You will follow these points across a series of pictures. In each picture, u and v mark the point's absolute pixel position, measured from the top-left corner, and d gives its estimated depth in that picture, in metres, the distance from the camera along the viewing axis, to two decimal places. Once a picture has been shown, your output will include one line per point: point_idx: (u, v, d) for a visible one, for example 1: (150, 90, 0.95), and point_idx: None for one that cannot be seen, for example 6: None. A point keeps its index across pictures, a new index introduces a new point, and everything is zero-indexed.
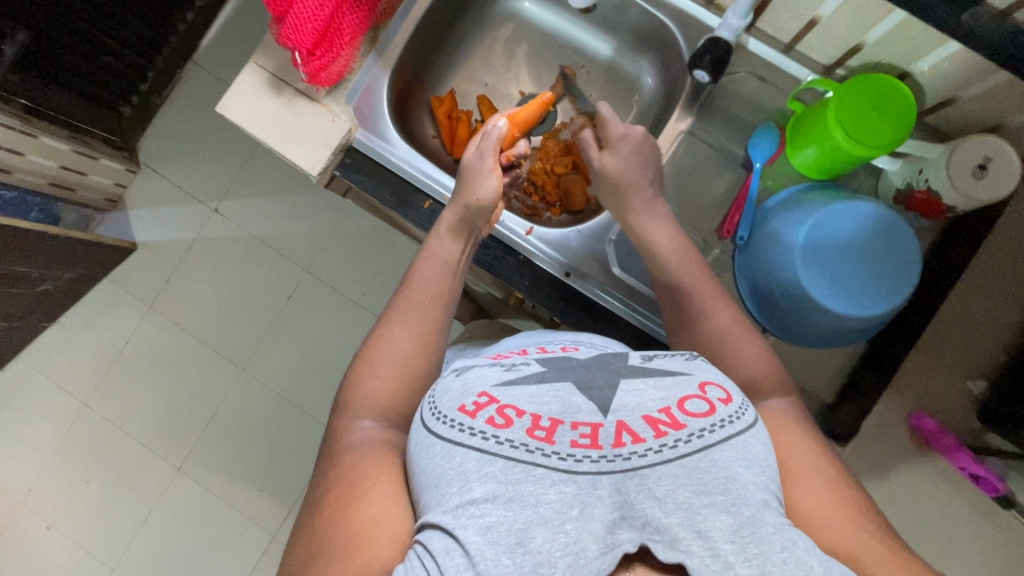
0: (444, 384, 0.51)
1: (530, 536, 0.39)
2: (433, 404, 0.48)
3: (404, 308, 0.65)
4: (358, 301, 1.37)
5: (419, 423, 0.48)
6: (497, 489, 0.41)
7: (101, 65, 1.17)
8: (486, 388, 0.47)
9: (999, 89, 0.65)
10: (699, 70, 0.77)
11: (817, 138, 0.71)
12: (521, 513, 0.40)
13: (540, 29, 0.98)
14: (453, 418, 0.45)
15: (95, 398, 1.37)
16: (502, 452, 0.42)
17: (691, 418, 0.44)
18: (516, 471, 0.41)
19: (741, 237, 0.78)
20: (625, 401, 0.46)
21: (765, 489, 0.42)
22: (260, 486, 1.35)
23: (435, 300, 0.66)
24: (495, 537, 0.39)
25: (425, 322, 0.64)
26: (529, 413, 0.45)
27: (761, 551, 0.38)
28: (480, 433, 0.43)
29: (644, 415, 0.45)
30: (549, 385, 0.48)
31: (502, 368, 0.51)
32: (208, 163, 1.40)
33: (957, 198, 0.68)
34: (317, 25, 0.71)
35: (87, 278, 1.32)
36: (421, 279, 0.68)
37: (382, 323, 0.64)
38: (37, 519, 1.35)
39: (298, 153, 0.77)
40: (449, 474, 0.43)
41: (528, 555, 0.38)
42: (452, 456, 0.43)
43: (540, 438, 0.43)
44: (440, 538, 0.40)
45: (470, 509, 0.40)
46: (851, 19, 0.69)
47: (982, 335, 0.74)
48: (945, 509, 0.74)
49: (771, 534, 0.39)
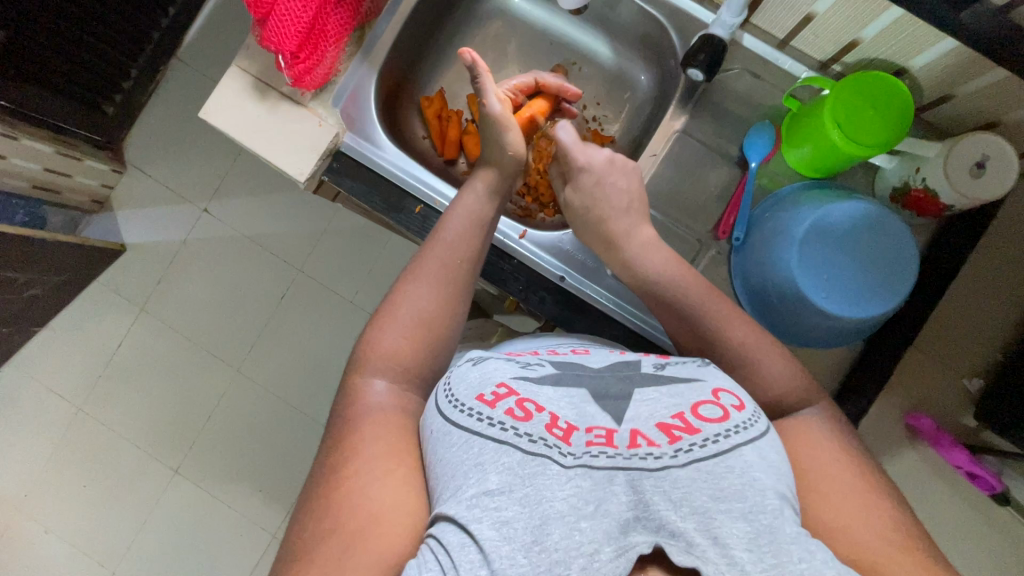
0: (460, 371, 0.49)
1: (546, 533, 0.38)
2: (449, 391, 0.47)
3: (426, 264, 0.62)
4: (352, 300, 1.36)
5: (435, 409, 0.47)
6: (513, 482, 0.40)
7: (82, 64, 1.14)
8: (505, 379, 0.47)
9: (996, 86, 0.64)
10: (693, 69, 0.76)
11: (812, 136, 0.70)
12: (538, 509, 0.39)
13: (530, 24, 0.96)
14: (472, 406, 0.45)
15: (89, 402, 1.36)
16: (521, 445, 0.42)
17: (705, 423, 0.45)
18: (534, 464, 0.41)
19: (737, 238, 0.77)
20: (637, 411, 0.46)
21: (780, 496, 0.42)
22: (257, 486, 1.35)
23: (466, 259, 0.64)
24: (510, 533, 0.38)
25: (452, 279, 0.62)
26: (548, 410, 0.45)
27: (780, 561, 0.38)
28: (500, 423, 0.43)
29: (657, 423, 0.45)
30: (565, 389, 0.48)
31: (518, 365, 0.50)
32: (196, 163, 1.37)
33: (954, 198, 0.67)
34: (300, 28, 0.70)
35: (76, 282, 1.30)
36: (450, 233, 0.65)
37: (403, 279, 0.62)
38: (35, 524, 1.34)
39: (282, 159, 0.75)
40: (466, 465, 0.42)
41: (545, 554, 0.37)
42: (470, 446, 0.42)
43: (558, 436, 0.43)
44: (454, 532, 0.39)
45: (485, 501, 0.39)
46: (848, 15, 0.68)
47: (979, 334, 0.74)
48: (942, 505, 0.75)
49: (789, 544, 0.39)
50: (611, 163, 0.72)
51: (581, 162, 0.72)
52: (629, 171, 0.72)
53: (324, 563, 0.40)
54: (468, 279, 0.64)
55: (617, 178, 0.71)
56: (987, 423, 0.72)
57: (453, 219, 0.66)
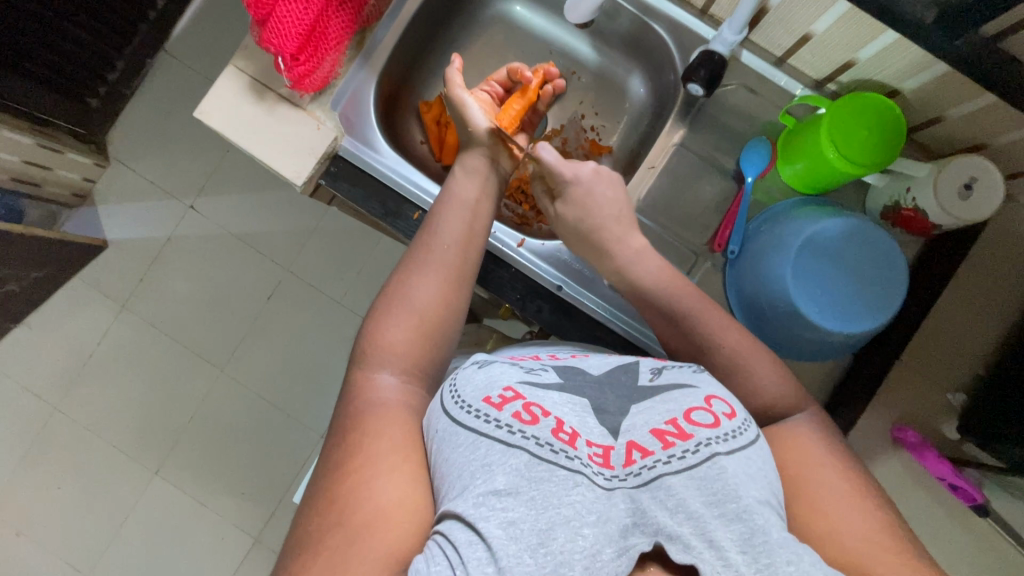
0: (465, 373, 0.49)
1: (552, 536, 0.38)
2: (456, 392, 0.47)
3: (424, 256, 0.62)
4: (340, 301, 1.35)
5: (440, 410, 0.47)
6: (520, 484, 0.40)
7: (66, 55, 1.11)
8: (512, 383, 0.47)
9: (984, 111, 0.66)
10: (693, 84, 0.77)
11: (808, 154, 0.72)
12: (545, 513, 0.39)
13: (530, 32, 0.97)
14: (479, 408, 0.45)
15: (67, 402, 1.33)
16: (528, 448, 0.42)
17: (697, 429, 0.45)
18: (540, 468, 0.41)
19: (732, 251, 0.78)
20: (634, 422, 0.47)
21: (773, 503, 0.43)
22: (239, 490, 1.33)
23: (458, 246, 0.63)
24: (517, 534, 0.38)
25: (450, 269, 0.62)
26: (554, 415, 0.45)
27: (772, 561, 0.39)
28: (507, 426, 0.43)
29: (650, 429, 0.46)
30: (568, 396, 0.48)
31: (522, 370, 0.51)
32: (182, 159, 1.35)
33: (943, 218, 0.69)
34: (301, 30, 0.69)
35: (55, 278, 1.27)
36: (445, 225, 0.64)
37: (400, 273, 0.61)
38: (9, 526, 1.31)
39: (277, 159, 0.74)
40: (473, 466, 0.42)
41: (550, 555, 0.38)
42: (477, 447, 0.43)
43: (564, 441, 0.43)
44: (462, 529, 0.39)
45: (493, 501, 0.40)
46: (844, 36, 0.70)
47: (961, 347, 0.76)
48: (926, 515, 0.77)
49: (779, 547, 0.40)
50: (598, 175, 0.70)
51: (567, 176, 0.69)
52: (615, 182, 0.71)
53: (326, 557, 0.40)
54: (465, 273, 0.63)
55: (605, 188, 0.70)
56: (971, 438, 0.74)
57: (449, 211, 0.66)
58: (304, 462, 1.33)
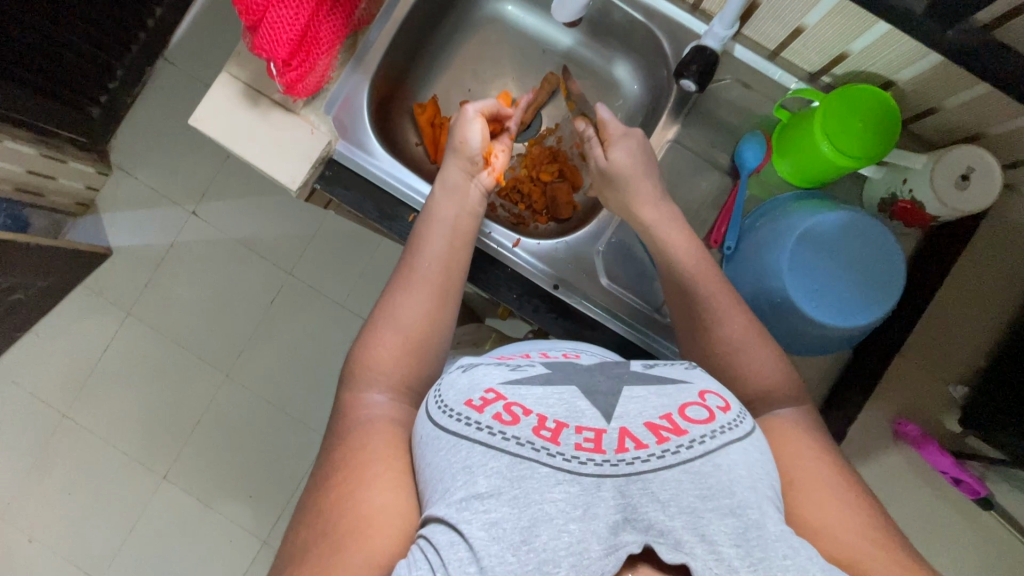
0: (450, 377, 0.49)
1: (535, 534, 0.38)
2: (439, 397, 0.47)
3: (406, 275, 0.62)
4: (342, 303, 1.35)
5: (426, 415, 0.47)
6: (502, 485, 0.41)
7: (67, 66, 1.13)
8: (493, 384, 0.47)
9: (982, 100, 0.65)
10: (685, 79, 0.76)
11: (802, 147, 0.71)
12: (526, 510, 0.39)
13: (523, 31, 0.97)
14: (459, 411, 0.45)
15: (74, 408, 1.34)
16: (508, 448, 0.42)
17: (692, 425, 0.45)
18: (521, 467, 0.41)
19: (728, 247, 0.78)
20: (626, 409, 0.46)
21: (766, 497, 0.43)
22: (248, 493, 1.34)
23: (440, 262, 0.64)
24: (499, 534, 0.38)
25: (432, 284, 0.62)
26: (535, 413, 0.45)
27: (766, 555, 0.39)
28: (488, 428, 0.43)
29: (646, 422, 0.45)
30: (555, 386, 0.48)
31: (507, 368, 0.50)
32: (182, 166, 1.36)
33: (940, 209, 0.69)
34: (292, 36, 0.68)
35: (62, 286, 1.29)
36: (427, 246, 0.65)
37: (386, 293, 0.62)
38: (21, 532, 1.33)
39: (273, 164, 0.74)
40: (454, 468, 0.42)
41: (533, 553, 0.38)
42: (458, 450, 0.43)
43: (546, 438, 0.43)
44: (444, 532, 0.39)
45: (474, 504, 0.40)
46: (836, 28, 0.69)
47: (962, 339, 0.76)
48: (929, 509, 0.76)
49: (774, 540, 0.40)
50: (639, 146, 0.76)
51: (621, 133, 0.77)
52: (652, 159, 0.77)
53: (315, 562, 0.41)
54: (451, 285, 0.63)
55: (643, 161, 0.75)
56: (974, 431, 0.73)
57: (430, 234, 0.66)
58: (309, 464, 1.34)
